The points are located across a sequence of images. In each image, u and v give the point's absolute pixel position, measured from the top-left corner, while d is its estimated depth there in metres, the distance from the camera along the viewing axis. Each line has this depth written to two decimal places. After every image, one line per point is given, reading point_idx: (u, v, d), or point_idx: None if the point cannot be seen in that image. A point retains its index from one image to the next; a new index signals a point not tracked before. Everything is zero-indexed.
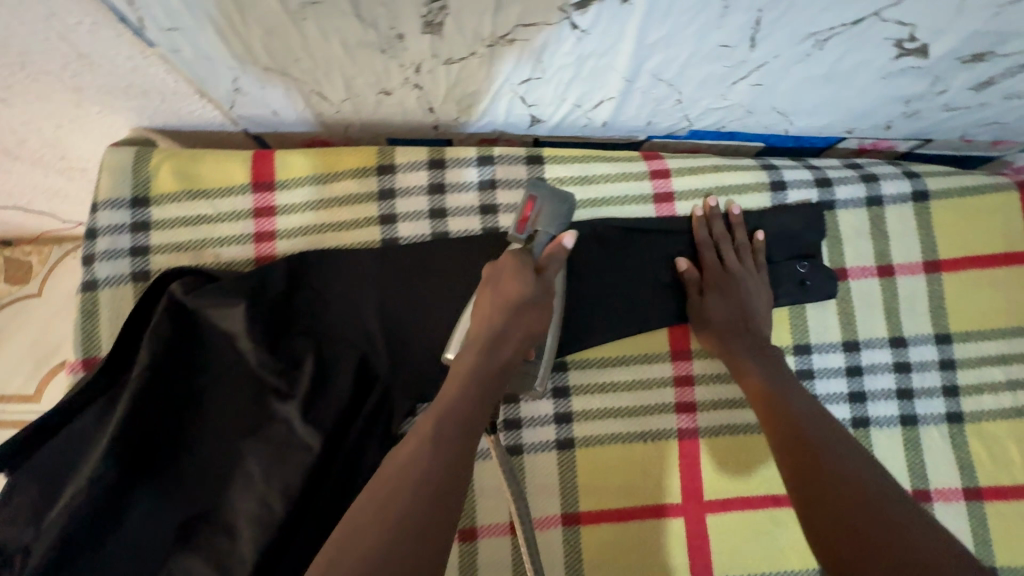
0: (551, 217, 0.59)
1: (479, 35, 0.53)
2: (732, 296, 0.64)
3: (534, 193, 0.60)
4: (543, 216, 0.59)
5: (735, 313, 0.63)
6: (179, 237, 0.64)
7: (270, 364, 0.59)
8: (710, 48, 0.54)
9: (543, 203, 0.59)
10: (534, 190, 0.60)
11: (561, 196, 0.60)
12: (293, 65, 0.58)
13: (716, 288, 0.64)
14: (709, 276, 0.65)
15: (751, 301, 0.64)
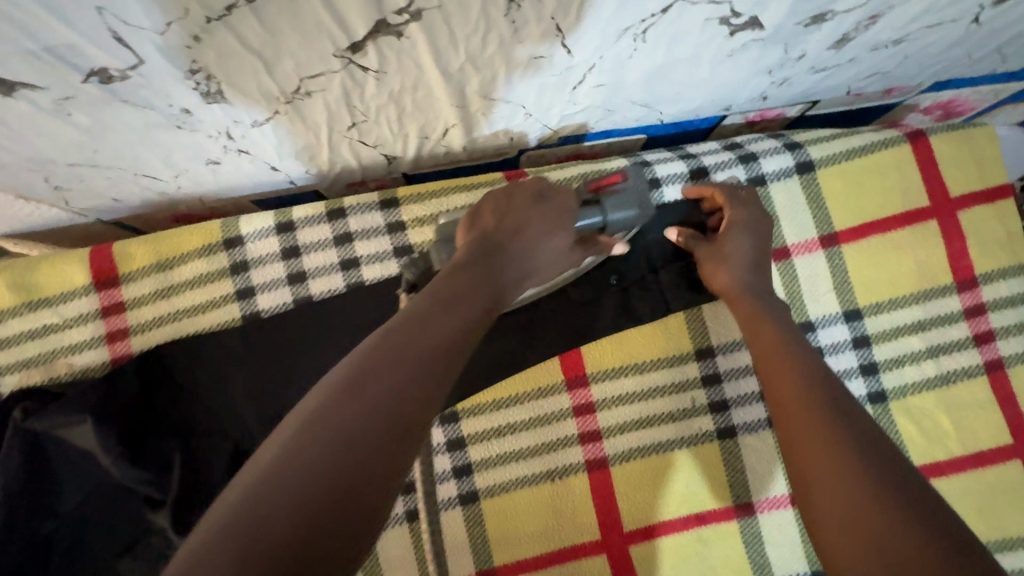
0: (622, 205, 0.50)
1: (269, 94, 0.48)
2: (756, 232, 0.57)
3: (626, 180, 0.51)
4: (617, 197, 0.51)
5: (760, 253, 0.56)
6: (27, 352, 0.60)
7: (133, 476, 0.55)
8: (524, 61, 0.49)
9: (627, 187, 0.51)
10: (632, 171, 0.52)
11: (648, 201, 0.52)
12: (95, 156, 0.54)
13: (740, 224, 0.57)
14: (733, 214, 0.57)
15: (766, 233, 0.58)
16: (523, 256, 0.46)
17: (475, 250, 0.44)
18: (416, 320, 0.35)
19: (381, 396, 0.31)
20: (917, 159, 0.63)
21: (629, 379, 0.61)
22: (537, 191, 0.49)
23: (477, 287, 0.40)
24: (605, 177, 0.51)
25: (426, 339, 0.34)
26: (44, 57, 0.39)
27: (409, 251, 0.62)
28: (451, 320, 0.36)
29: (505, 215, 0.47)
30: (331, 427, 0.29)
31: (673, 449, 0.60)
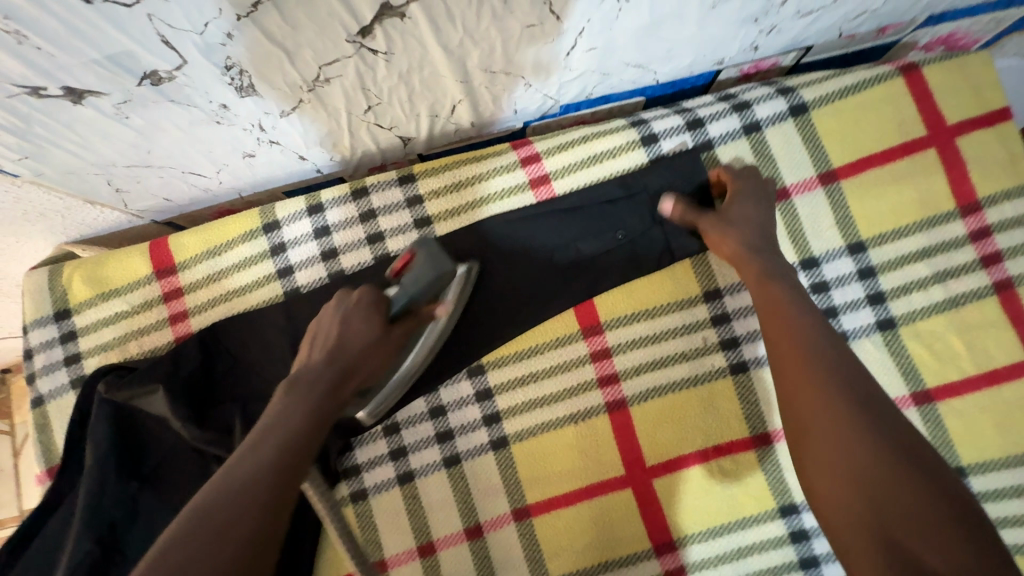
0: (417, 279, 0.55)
1: (293, 83, 0.54)
2: (760, 200, 0.61)
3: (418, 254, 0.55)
4: (410, 276, 0.55)
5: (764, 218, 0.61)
6: (104, 337, 0.68)
7: (203, 436, 0.63)
8: (518, 31, 0.54)
9: (415, 263, 0.55)
10: (419, 245, 0.56)
11: (445, 262, 0.55)
12: (149, 156, 0.61)
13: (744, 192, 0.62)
14: (736, 182, 0.62)
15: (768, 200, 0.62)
16: (352, 359, 0.54)
17: (296, 378, 0.51)
18: (246, 452, 0.45)
19: (232, 515, 0.41)
20: (911, 91, 0.64)
21: (642, 325, 0.65)
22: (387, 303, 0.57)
23: (291, 407, 0.49)
24: (399, 261, 0.56)
25: (253, 464, 0.44)
26: (106, 65, 0.46)
27: (429, 222, 0.68)
28: (265, 452, 0.46)
29: (324, 336, 0.55)
30: (220, 496, 0.42)
31: (687, 388, 0.64)
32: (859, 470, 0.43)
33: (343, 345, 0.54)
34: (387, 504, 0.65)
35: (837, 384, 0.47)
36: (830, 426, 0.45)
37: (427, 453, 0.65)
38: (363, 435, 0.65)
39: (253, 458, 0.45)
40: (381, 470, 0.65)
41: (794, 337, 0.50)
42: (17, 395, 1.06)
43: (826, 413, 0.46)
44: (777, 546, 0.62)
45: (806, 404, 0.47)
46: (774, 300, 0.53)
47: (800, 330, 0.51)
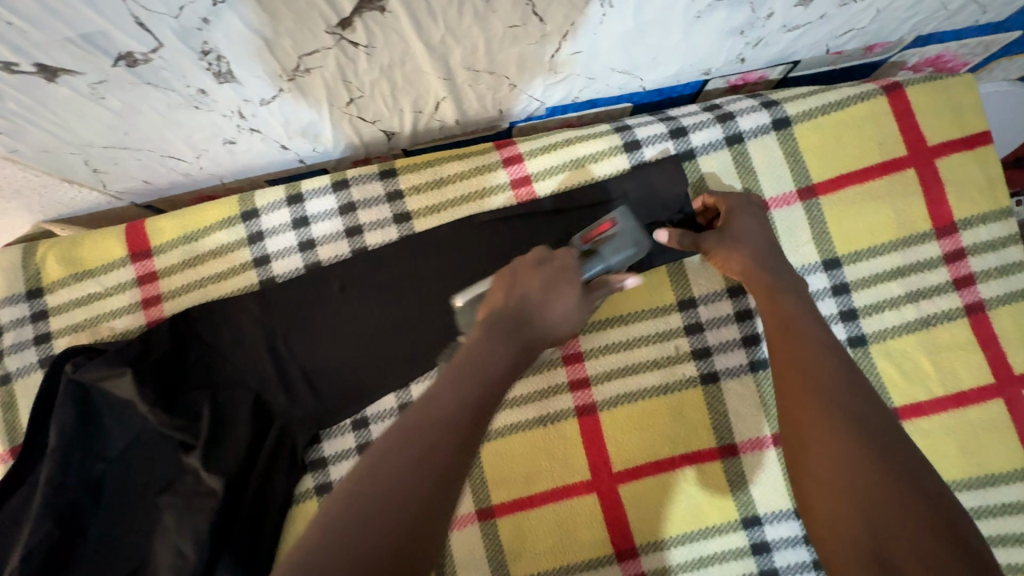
0: (617, 246, 0.59)
1: (272, 72, 0.54)
2: (757, 217, 0.62)
3: (615, 224, 0.59)
4: (608, 242, 0.59)
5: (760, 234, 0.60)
6: (76, 318, 0.68)
7: (169, 421, 0.62)
8: (500, 31, 0.54)
9: (619, 230, 0.59)
10: (619, 214, 0.60)
11: (640, 235, 0.60)
12: (127, 138, 0.61)
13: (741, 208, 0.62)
14: (733, 199, 0.63)
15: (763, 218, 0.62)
16: (540, 329, 0.52)
17: (492, 321, 0.51)
18: (429, 401, 0.44)
19: (410, 474, 0.40)
20: (893, 111, 0.64)
21: (615, 330, 0.65)
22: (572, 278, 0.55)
23: (493, 358, 0.48)
24: (596, 228, 0.60)
25: (440, 417, 0.43)
26: (81, 44, 0.45)
27: (408, 217, 0.68)
28: (445, 403, 0.44)
29: (518, 292, 0.53)
30: (402, 453, 0.41)
31: (657, 395, 0.64)
32: (859, 484, 0.41)
33: (540, 311, 0.52)
34: None
35: (844, 395, 0.46)
36: (832, 434, 0.43)
37: None
38: (331, 428, 0.65)
39: (440, 406, 0.44)
40: (347, 463, 0.65)
41: (801, 349, 0.50)
42: None
43: (830, 422, 0.44)
44: (738, 558, 0.62)
45: (808, 412, 0.45)
46: (780, 313, 0.54)
47: (806, 342, 0.50)
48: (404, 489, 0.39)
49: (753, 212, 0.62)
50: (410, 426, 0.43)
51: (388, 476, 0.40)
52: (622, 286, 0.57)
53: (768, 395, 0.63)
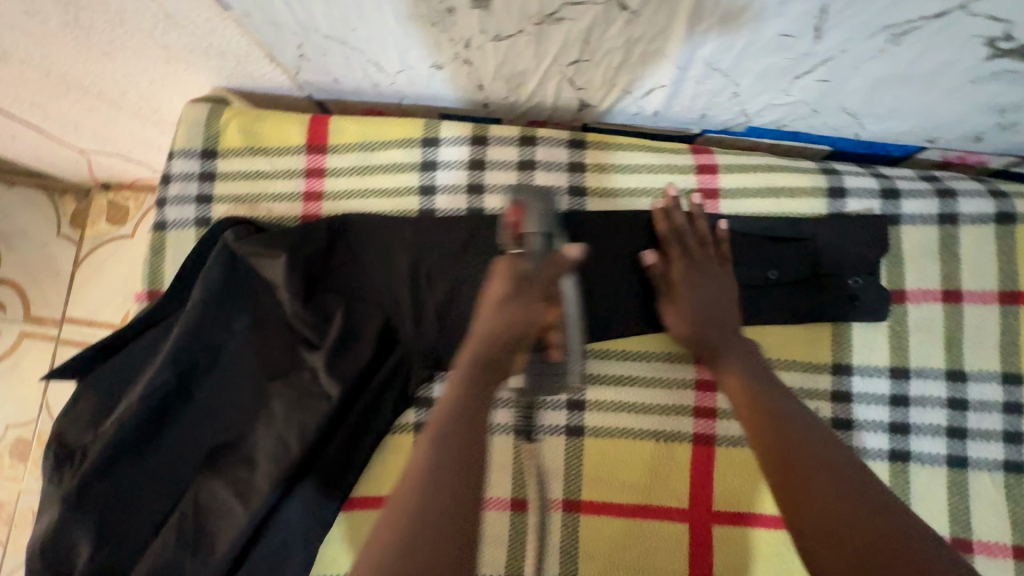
0: (541, 217, 0.52)
1: (526, 12, 0.52)
2: (704, 283, 0.60)
3: (727, 268, 0.61)
4: (536, 218, 0.51)
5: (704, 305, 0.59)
6: (239, 190, 0.69)
7: (303, 315, 0.63)
8: (768, 38, 0.51)
9: (534, 208, 0.52)
10: (522, 197, 0.53)
11: (546, 197, 0.54)
12: (350, 35, 0.61)
13: (684, 278, 0.60)
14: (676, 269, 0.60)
15: (713, 289, 0.60)
16: (518, 323, 0.51)
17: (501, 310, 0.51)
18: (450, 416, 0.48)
19: (432, 488, 0.44)
20: None
21: None
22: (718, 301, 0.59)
23: (508, 325, 0.51)
24: (511, 221, 0.53)
25: (461, 427, 0.47)
26: None
27: (582, 193, 0.66)
28: (462, 413, 0.48)
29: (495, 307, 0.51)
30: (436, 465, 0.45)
31: None
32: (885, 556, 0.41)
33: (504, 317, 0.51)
34: None
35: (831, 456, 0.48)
36: (798, 481, 0.46)
37: (502, 413, 0.65)
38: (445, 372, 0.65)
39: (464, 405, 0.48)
40: None
41: (749, 417, 0.52)
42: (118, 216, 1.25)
43: (831, 504, 0.44)
44: None
45: (767, 454, 0.49)
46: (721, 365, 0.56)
47: (768, 394, 0.53)
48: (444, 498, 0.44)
49: (700, 272, 0.60)
50: (434, 432, 0.47)
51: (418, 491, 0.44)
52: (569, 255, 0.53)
53: (898, 490, 0.59)
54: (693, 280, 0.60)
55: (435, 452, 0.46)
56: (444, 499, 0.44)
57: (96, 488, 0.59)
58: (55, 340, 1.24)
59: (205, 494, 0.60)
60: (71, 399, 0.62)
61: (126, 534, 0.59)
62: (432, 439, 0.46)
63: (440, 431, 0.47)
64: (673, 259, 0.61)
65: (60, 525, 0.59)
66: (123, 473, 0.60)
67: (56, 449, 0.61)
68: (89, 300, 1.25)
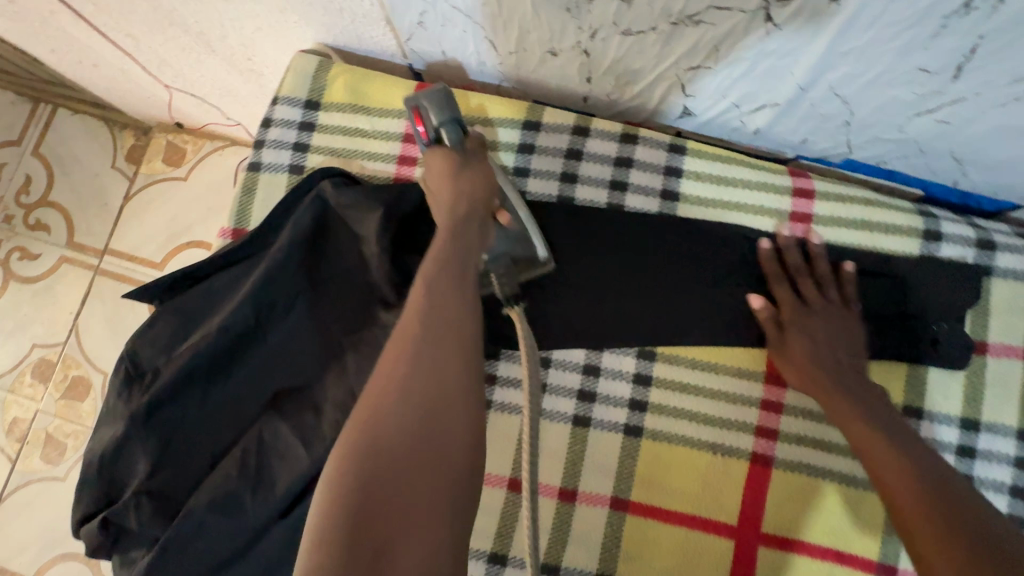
0: (438, 107, 0.60)
1: (667, 10, 0.53)
2: (818, 331, 0.59)
3: (855, 308, 0.60)
4: (432, 111, 0.60)
5: (819, 349, 0.59)
6: (336, 144, 0.70)
7: (386, 274, 0.64)
8: (906, 70, 0.51)
9: (425, 102, 0.60)
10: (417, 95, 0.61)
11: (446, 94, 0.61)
12: (479, 9, 0.62)
13: (797, 323, 0.60)
14: (789, 313, 0.61)
15: (838, 331, 0.60)
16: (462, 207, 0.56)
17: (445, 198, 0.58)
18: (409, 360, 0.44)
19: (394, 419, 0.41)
20: None
21: None
22: (833, 365, 0.58)
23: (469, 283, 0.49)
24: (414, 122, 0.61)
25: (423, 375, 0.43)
26: None
27: (675, 198, 0.66)
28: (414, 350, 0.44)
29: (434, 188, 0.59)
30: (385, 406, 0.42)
31: (841, 483, 0.61)
32: (930, 495, 0.48)
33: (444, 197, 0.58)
34: (504, 426, 0.65)
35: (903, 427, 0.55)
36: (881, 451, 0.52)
37: (562, 402, 0.65)
38: (512, 352, 0.65)
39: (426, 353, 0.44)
40: (513, 392, 0.65)
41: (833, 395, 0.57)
42: (154, 151, 1.28)
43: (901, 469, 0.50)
44: None
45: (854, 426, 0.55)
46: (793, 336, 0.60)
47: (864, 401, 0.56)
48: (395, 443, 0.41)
49: (828, 315, 0.60)
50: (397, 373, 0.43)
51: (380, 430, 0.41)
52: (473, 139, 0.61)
53: None
54: (813, 331, 0.59)
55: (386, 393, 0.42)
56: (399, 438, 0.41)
57: (163, 410, 0.60)
58: (94, 269, 1.25)
59: (271, 432, 0.61)
60: (148, 321, 0.64)
61: (184, 460, 0.60)
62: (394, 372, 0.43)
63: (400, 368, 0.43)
64: (777, 336, 0.61)
65: (123, 441, 0.60)
66: (190, 401, 0.61)
67: (129, 366, 0.62)
68: (132, 235, 1.26)
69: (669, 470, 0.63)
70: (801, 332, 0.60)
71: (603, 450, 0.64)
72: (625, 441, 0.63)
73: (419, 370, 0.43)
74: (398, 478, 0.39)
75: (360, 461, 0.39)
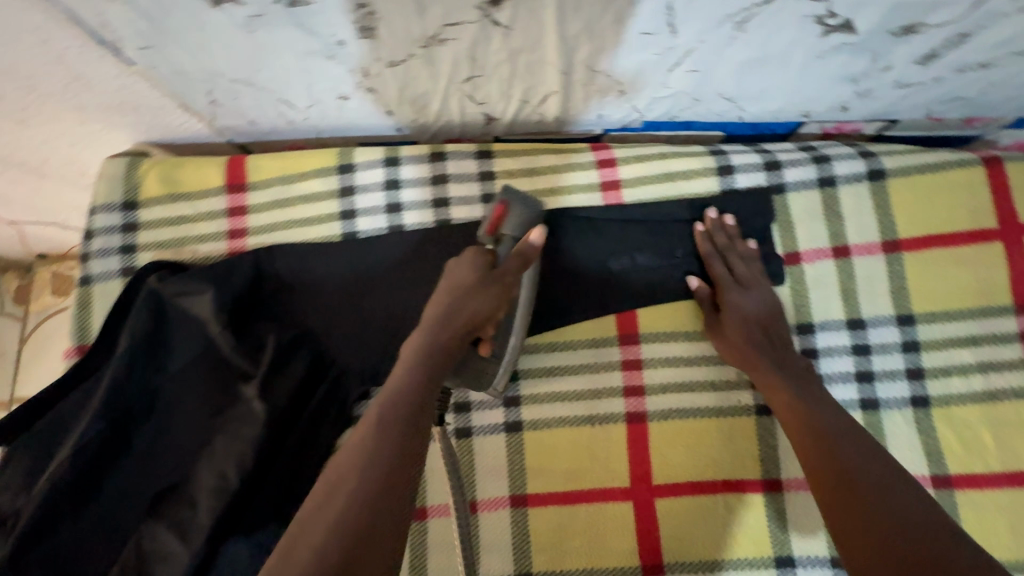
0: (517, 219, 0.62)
1: (411, 36, 0.57)
2: (749, 297, 0.63)
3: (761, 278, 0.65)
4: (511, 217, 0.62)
5: (751, 327, 0.62)
6: (164, 236, 0.71)
7: (236, 348, 0.64)
8: (632, 36, 0.56)
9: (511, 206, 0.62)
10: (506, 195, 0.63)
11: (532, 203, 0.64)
12: (255, 75, 0.64)
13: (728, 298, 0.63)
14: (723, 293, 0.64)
15: (761, 304, 0.63)
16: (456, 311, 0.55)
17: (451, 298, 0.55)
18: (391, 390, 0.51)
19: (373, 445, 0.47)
20: (991, 181, 0.65)
21: (679, 345, 0.65)
22: (759, 332, 0.62)
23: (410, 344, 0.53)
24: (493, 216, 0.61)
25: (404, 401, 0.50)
26: None
27: (495, 199, 0.70)
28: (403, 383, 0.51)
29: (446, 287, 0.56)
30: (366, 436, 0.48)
31: (710, 417, 0.64)
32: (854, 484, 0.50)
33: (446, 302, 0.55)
34: None
35: (862, 466, 0.51)
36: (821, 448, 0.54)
37: None
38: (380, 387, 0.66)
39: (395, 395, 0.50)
40: None
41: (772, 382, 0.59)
42: (39, 287, 1.22)
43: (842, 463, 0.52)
44: None
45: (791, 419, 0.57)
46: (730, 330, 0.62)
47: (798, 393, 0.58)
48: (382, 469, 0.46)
49: (753, 289, 0.64)
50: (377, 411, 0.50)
51: (365, 447, 0.47)
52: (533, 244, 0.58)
53: None
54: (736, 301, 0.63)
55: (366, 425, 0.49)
56: (395, 460, 0.47)
57: (30, 553, 0.58)
58: None
59: (151, 538, 0.59)
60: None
61: None
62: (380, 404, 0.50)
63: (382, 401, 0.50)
64: (714, 317, 0.64)
65: None
66: (59, 534, 0.59)
67: None
68: (29, 379, 1.20)
69: (554, 454, 0.64)
70: (730, 312, 0.62)
71: (489, 455, 0.65)
72: (510, 439, 0.65)
73: (398, 404, 0.50)
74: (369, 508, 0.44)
75: (339, 514, 0.43)
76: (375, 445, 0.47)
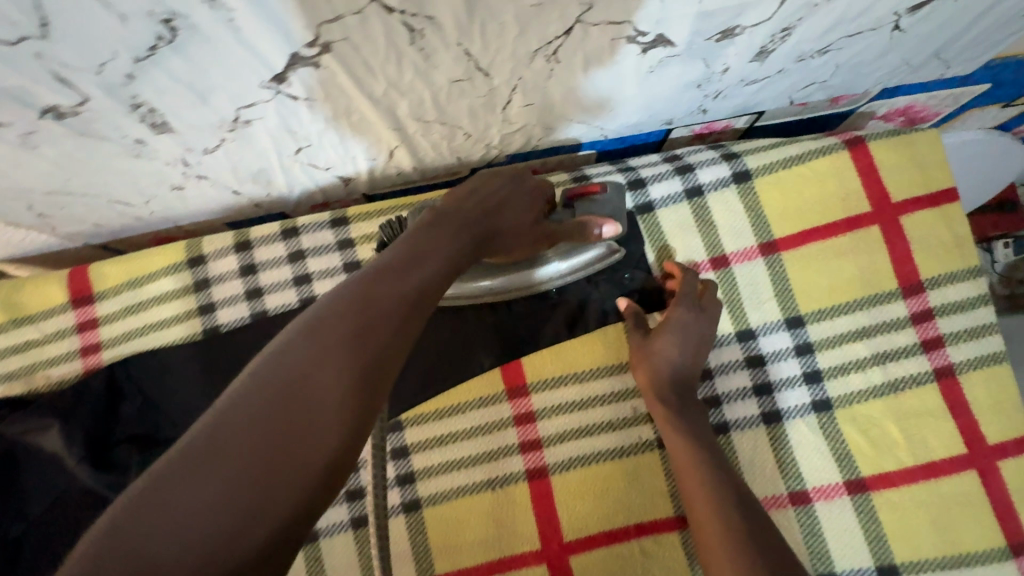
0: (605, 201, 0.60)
1: (211, 123, 0.52)
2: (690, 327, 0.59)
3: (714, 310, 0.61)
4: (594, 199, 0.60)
5: (689, 351, 0.58)
6: (12, 366, 0.66)
7: (97, 479, 0.59)
8: (445, 85, 0.53)
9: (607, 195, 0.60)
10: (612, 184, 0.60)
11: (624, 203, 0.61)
12: (69, 184, 0.60)
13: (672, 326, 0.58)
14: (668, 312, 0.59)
15: (700, 334, 0.59)
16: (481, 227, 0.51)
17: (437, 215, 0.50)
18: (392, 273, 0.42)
19: (360, 334, 0.38)
20: (856, 165, 0.62)
21: (570, 389, 0.62)
22: (684, 374, 0.58)
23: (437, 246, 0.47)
24: (584, 187, 0.60)
25: (394, 289, 0.41)
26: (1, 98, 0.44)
27: (358, 266, 0.66)
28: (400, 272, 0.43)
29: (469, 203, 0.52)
30: (341, 324, 0.38)
31: (612, 460, 0.60)
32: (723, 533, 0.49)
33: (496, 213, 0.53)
34: None
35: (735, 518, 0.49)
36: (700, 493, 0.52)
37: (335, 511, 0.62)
38: None
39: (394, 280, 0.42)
40: None
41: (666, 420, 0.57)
42: None
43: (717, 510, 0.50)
44: None
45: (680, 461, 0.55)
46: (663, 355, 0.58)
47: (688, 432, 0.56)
48: (367, 362, 0.37)
49: (699, 316, 0.59)
50: (365, 294, 0.40)
51: (350, 336, 0.37)
52: (598, 233, 0.58)
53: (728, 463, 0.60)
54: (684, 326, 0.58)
55: (337, 316, 0.38)
56: (384, 357, 0.38)
57: None
58: None
59: None
60: None
61: None
62: (362, 288, 0.40)
63: (369, 285, 0.40)
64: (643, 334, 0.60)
65: None
66: None
67: None
68: None
69: (457, 527, 0.60)
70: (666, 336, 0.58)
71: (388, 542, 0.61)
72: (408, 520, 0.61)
73: (392, 294, 0.41)
74: (351, 410, 0.36)
75: (325, 402, 0.35)
76: (365, 333, 0.38)
